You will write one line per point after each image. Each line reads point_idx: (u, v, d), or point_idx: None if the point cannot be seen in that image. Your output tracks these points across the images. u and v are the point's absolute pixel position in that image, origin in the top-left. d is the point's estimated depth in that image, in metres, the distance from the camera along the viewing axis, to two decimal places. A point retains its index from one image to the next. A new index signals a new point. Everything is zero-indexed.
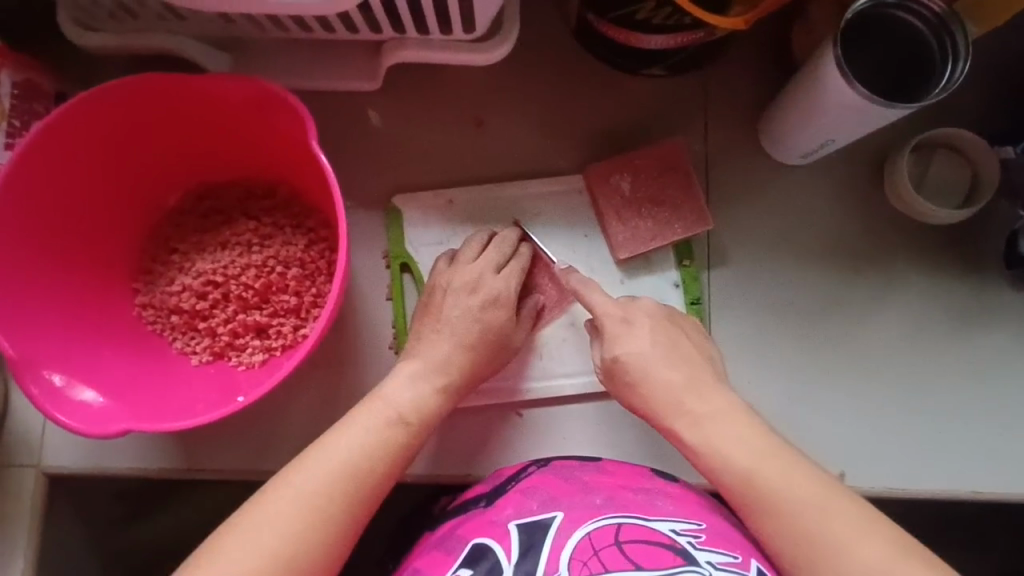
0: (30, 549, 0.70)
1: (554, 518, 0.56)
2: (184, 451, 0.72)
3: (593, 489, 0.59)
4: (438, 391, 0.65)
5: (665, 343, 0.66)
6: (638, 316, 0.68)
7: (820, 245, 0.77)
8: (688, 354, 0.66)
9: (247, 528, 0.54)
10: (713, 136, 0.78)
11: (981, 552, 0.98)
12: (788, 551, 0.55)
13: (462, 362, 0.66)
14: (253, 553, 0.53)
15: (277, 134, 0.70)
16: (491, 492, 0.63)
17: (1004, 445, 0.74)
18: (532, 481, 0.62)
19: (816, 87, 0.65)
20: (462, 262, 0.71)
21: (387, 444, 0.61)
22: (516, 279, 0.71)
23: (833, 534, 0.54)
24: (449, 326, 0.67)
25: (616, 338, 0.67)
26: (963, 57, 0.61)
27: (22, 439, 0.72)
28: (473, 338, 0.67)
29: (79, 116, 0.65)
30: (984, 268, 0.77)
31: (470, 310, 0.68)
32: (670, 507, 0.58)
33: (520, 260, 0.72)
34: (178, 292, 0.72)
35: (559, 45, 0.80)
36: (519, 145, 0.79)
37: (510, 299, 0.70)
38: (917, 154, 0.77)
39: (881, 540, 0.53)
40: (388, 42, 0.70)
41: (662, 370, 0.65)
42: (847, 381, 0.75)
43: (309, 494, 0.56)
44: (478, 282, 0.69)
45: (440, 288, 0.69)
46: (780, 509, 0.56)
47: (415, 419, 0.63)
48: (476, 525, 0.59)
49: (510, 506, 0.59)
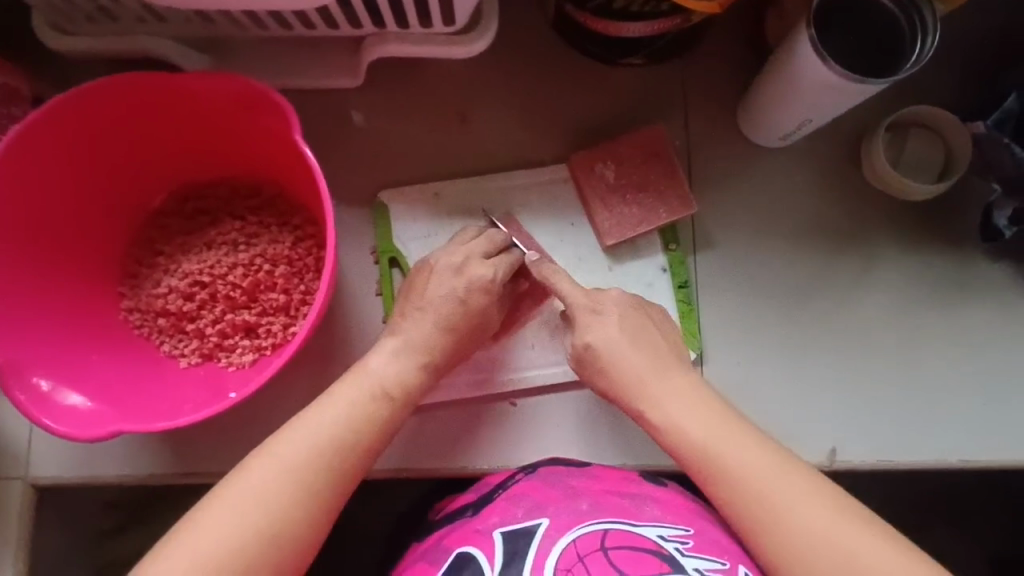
0: (18, 563, 0.68)
1: (539, 525, 0.56)
2: (175, 456, 0.71)
3: (579, 494, 0.59)
4: (423, 367, 0.65)
5: (634, 332, 0.67)
6: (608, 305, 0.68)
7: (802, 226, 0.78)
8: (652, 338, 0.67)
9: (228, 503, 0.54)
10: (693, 123, 0.80)
11: (973, 528, 1.00)
12: (737, 513, 0.57)
13: (447, 343, 0.66)
14: (239, 526, 0.53)
15: (262, 133, 0.70)
16: (478, 500, 0.62)
17: (991, 414, 0.75)
18: (518, 489, 0.61)
19: (792, 68, 0.67)
20: (453, 244, 0.70)
21: (372, 420, 0.61)
22: (503, 270, 0.69)
23: (777, 498, 0.56)
24: (430, 305, 0.66)
25: (586, 327, 0.67)
26: (931, 33, 0.63)
27: (7, 450, 0.70)
28: (454, 320, 0.66)
29: (58, 119, 0.64)
30: (961, 243, 0.79)
31: (456, 292, 0.66)
32: (658, 512, 0.58)
33: (509, 257, 0.70)
34: (165, 294, 0.71)
35: (539, 38, 0.80)
36: (504, 137, 0.79)
37: (494, 286, 0.68)
38: (891, 134, 0.79)
39: (823, 507, 0.56)
40: (369, 37, 0.71)
41: (631, 357, 0.65)
42: (836, 358, 0.76)
43: (295, 467, 0.56)
44: (464, 263, 0.68)
45: (427, 267, 0.69)
46: (737, 483, 0.58)
47: (399, 394, 0.63)
48: (462, 535, 0.58)
49: (496, 514, 0.59)
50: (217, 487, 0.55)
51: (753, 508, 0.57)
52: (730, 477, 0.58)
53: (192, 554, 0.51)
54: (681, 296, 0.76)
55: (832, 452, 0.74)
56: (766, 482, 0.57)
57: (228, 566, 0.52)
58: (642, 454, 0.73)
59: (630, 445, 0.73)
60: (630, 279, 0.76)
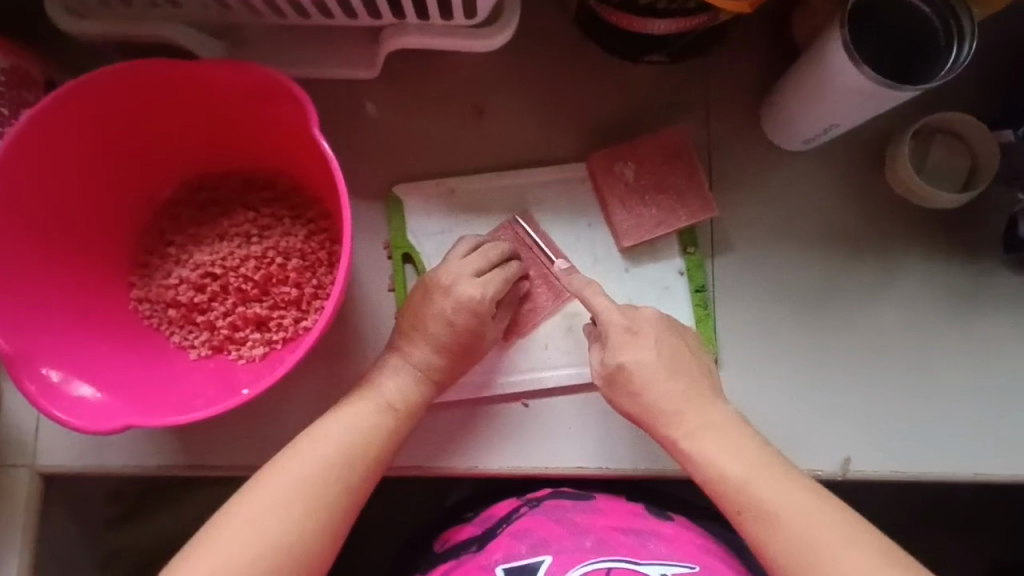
0: (24, 551, 0.68)
1: (542, 562, 0.58)
2: (182, 449, 0.70)
3: (583, 531, 0.61)
4: (421, 382, 0.64)
5: (668, 355, 0.65)
6: (644, 326, 0.66)
7: (821, 232, 0.77)
8: (689, 365, 0.66)
9: (238, 520, 0.53)
10: (715, 123, 0.78)
11: (979, 537, 1.00)
12: (775, 550, 0.57)
13: (441, 363, 0.65)
14: (252, 543, 0.52)
15: (277, 124, 0.69)
16: (482, 535, 0.64)
17: (1007, 427, 0.74)
18: (523, 523, 0.62)
19: (820, 70, 0.65)
20: (448, 260, 0.68)
21: (381, 431, 0.60)
22: (495, 285, 0.66)
23: (817, 536, 0.56)
24: (424, 330, 0.64)
25: (620, 347, 0.65)
26: (970, 37, 0.61)
27: (14, 437, 0.70)
28: (445, 341, 0.64)
29: (71, 104, 0.63)
30: (984, 253, 0.77)
31: (442, 313, 0.64)
32: (662, 549, 0.60)
33: (504, 271, 0.68)
34: (175, 285, 0.70)
35: (560, 32, 0.79)
36: (521, 134, 0.77)
37: (484, 304, 0.65)
38: (916, 139, 0.78)
39: (864, 550, 0.56)
40: (388, 28, 0.69)
41: (665, 380, 0.64)
42: (852, 369, 0.75)
43: (307, 478, 0.56)
44: (453, 284, 0.65)
45: (422, 287, 0.66)
46: (775, 520, 0.58)
47: (401, 405, 0.62)
48: (465, 571, 0.60)
49: (500, 550, 0.61)
50: (229, 502, 0.55)
51: (795, 554, 0.57)
52: (755, 499, 0.59)
53: None
54: (697, 301, 0.75)
55: (845, 461, 0.73)
56: (806, 524, 0.57)
57: None
58: (650, 459, 0.72)
59: (640, 449, 0.72)
60: (646, 283, 0.75)
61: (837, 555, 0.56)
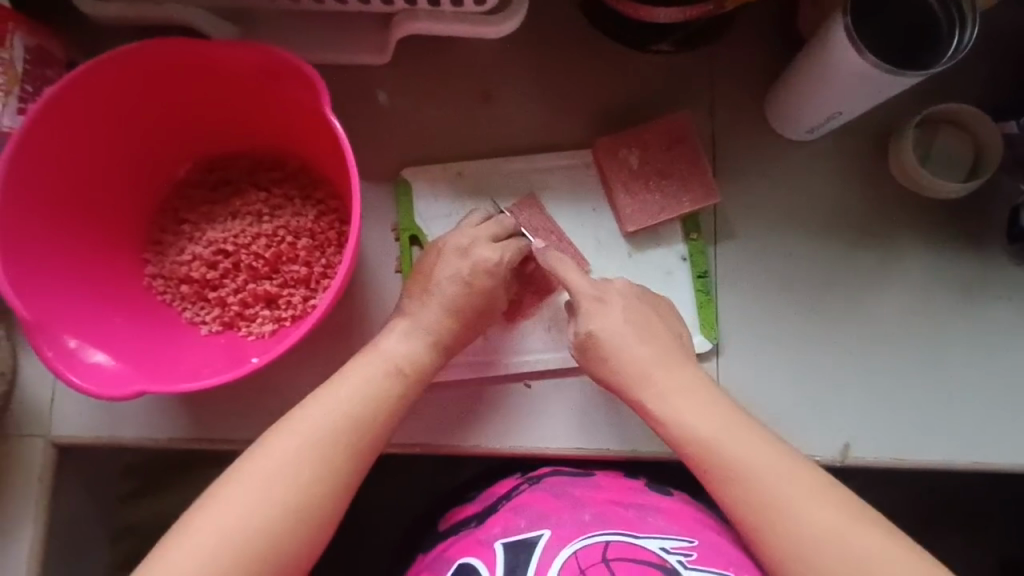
0: (39, 519, 0.70)
1: (541, 536, 0.59)
2: (193, 422, 0.72)
3: (582, 505, 0.62)
4: (431, 345, 0.65)
5: (636, 320, 0.67)
6: (612, 294, 0.69)
7: (825, 220, 0.78)
8: (661, 336, 0.67)
9: (248, 480, 0.55)
10: (721, 113, 0.79)
11: (982, 530, 1.00)
12: (764, 524, 0.57)
13: (452, 326, 0.66)
14: (255, 505, 0.54)
15: (290, 105, 0.70)
16: (481, 512, 0.66)
17: (1009, 416, 0.75)
18: (522, 500, 0.64)
19: (823, 57, 0.66)
20: (460, 228, 0.70)
21: (384, 395, 0.62)
22: (512, 252, 0.68)
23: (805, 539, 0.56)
24: (437, 289, 0.66)
25: (590, 314, 0.67)
26: (970, 24, 0.64)
27: (31, 408, 0.72)
28: (462, 304, 0.66)
29: (91, 81, 0.65)
30: (988, 244, 0.78)
31: (459, 273, 0.66)
32: (661, 523, 0.61)
33: (519, 240, 0.70)
34: (189, 261, 0.72)
35: (569, 22, 0.80)
36: (529, 120, 0.79)
37: (500, 268, 0.67)
38: (921, 130, 0.78)
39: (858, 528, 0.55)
40: (400, 14, 0.71)
41: (633, 346, 0.66)
42: (854, 356, 0.76)
43: (317, 441, 0.57)
44: (470, 246, 0.68)
45: (435, 249, 0.69)
46: (758, 490, 0.58)
47: (411, 370, 0.64)
48: (465, 545, 0.62)
49: (499, 524, 0.62)
50: (237, 463, 0.57)
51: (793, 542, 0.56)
52: (730, 463, 0.59)
53: (215, 539, 0.52)
54: (700, 286, 0.76)
55: (846, 447, 0.74)
56: (782, 482, 0.58)
57: (252, 539, 0.53)
58: (649, 441, 0.73)
59: (639, 433, 0.73)
60: (650, 267, 0.76)
61: (792, 498, 0.57)
